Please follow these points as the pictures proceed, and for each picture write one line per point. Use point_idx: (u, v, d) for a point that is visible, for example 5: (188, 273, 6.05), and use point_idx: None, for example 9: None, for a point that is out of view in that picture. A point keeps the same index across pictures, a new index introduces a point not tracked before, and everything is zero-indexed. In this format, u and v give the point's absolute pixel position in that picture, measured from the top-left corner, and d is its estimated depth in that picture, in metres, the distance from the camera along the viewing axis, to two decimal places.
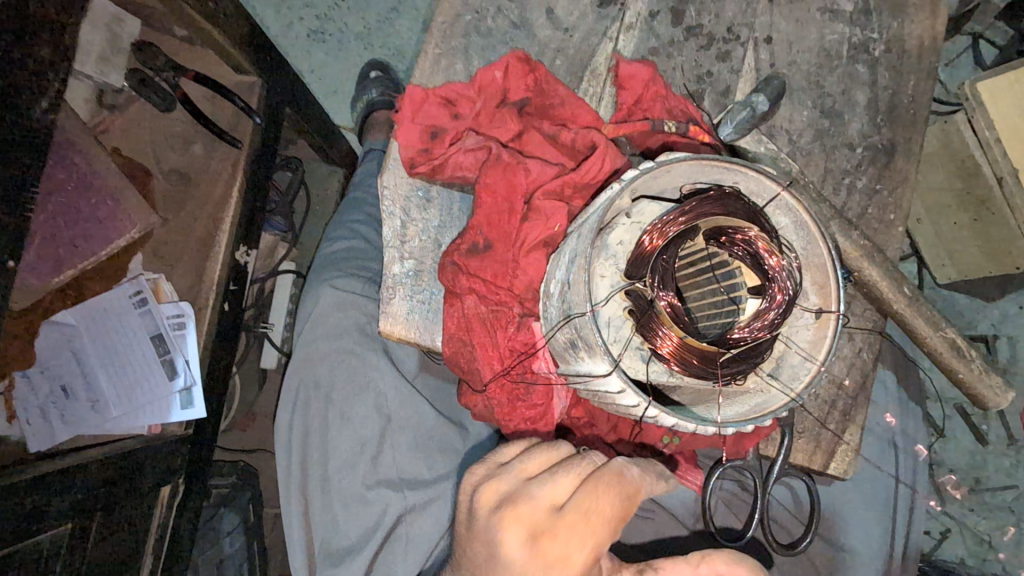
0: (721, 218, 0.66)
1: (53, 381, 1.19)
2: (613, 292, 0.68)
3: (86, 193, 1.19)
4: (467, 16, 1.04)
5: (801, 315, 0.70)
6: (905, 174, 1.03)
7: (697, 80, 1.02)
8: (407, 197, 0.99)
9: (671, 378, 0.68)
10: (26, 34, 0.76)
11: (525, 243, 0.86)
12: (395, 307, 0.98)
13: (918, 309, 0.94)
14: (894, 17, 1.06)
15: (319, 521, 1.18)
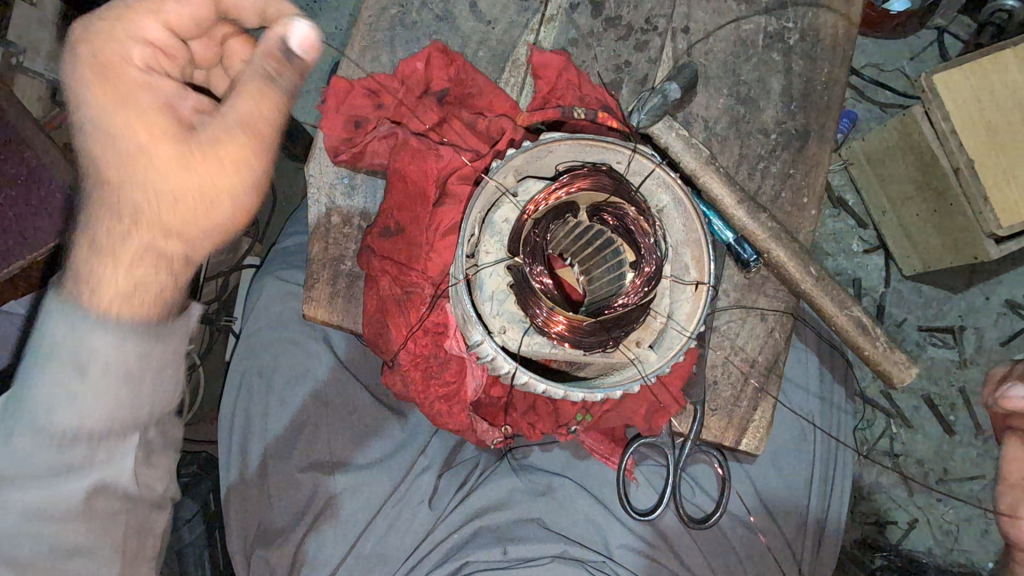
0: (592, 193, 0.70)
1: (2, 369, 1.23)
2: (497, 266, 0.72)
3: (36, 187, 1.25)
4: (392, 9, 1.07)
5: (681, 288, 0.73)
6: (817, 158, 1.06)
7: (615, 69, 1.05)
8: (331, 185, 1.02)
9: (551, 350, 0.70)
10: None
11: (438, 227, 0.90)
12: (319, 291, 1.00)
13: (823, 287, 0.97)
14: (811, 7, 1.09)
15: (252, 505, 1.20)
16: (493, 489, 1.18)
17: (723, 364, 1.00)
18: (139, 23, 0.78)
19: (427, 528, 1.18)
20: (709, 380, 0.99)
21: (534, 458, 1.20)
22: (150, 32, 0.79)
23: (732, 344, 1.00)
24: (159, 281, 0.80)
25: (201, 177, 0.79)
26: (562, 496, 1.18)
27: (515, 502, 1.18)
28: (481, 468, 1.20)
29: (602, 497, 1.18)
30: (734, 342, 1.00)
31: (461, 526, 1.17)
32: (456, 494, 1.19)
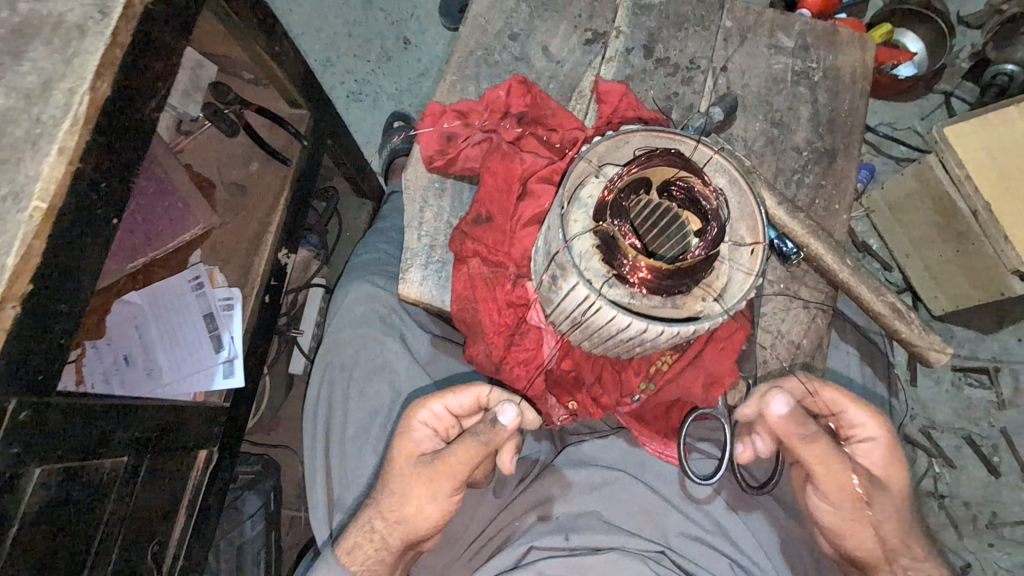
0: (665, 171, 0.84)
1: (116, 351, 1.37)
2: (584, 232, 0.86)
3: (164, 195, 1.43)
4: (478, 52, 1.29)
5: (740, 250, 0.86)
6: (845, 172, 1.21)
7: (666, 99, 1.25)
8: (425, 188, 1.20)
9: (631, 299, 0.83)
10: (145, 53, 1.02)
11: (521, 218, 1.07)
12: (412, 274, 1.15)
13: (859, 278, 1.09)
14: (830, 51, 1.29)
15: (336, 478, 1.30)
16: (555, 481, 1.27)
17: (771, 346, 1.11)
18: (424, 411, 1.12)
19: (491, 514, 1.29)
20: (758, 358, 1.11)
21: (590, 451, 1.29)
22: (427, 417, 1.12)
23: (777, 328, 1.12)
24: (416, 448, 1.12)
25: (404, 487, 1.10)
26: (619, 487, 1.25)
27: (577, 494, 1.25)
28: (542, 462, 1.32)
29: (659, 490, 1.25)
30: (780, 327, 1.12)
31: (524, 514, 1.26)
32: (518, 485, 1.31)
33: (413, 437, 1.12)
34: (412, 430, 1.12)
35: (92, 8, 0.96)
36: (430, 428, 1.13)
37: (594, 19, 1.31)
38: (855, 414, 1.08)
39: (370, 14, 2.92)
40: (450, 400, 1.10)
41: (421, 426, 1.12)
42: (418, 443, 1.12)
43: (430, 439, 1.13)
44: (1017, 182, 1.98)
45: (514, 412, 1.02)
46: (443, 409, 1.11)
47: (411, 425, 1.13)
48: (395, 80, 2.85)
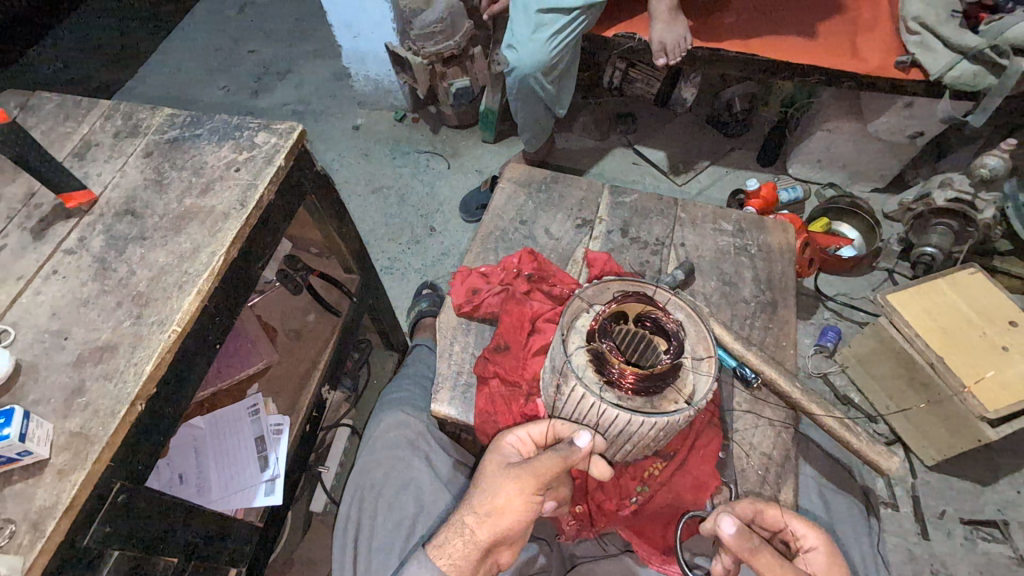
0: (637, 304, 1.17)
1: (173, 471, 1.55)
2: (580, 349, 1.14)
3: (238, 338, 1.77)
4: (497, 233, 1.74)
5: (700, 362, 1.13)
6: (786, 318, 1.54)
7: (640, 265, 1.65)
8: (454, 328, 1.52)
9: (619, 397, 1.08)
10: (262, 230, 1.44)
11: (531, 348, 1.37)
12: (443, 394, 1.40)
13: (809, 396, 1.32)
14: (761, 233, 1.72)
15: None
16: None
17: (746, 457, 1.29)
18: (519, 430, 1.21)
19: None
20: (736, 467, 1.28)
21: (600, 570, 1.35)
22: (519, 435, 1.20)
23: (750, 443, 1.31)
24: (499, 457, 1.17)
25: (489, 483, 1.12)
26: None
27: None
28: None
29: None
30: (752, 440, 1.32)
31: None
32: None
33: (503, 449, 1.18)
34: (505, 440, 1.20)
35: (236, 202, 1.41)
36: (519, 443, 1.20)
37: (583, 211, 1.78)
38: (799, 525, 1.13)
39: (404, 209, 3.62)
40: (534, 426, 1.21)
41: (511, 441, 1.19)
42: (505, 449, 1.18)
43: (513, 449, 1.18)
44: (959, 342, 2.32)
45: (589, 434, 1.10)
46: (528, 436, 1.20)
47: (504, 438, 1.21)
48: (421, 257, 3.41)
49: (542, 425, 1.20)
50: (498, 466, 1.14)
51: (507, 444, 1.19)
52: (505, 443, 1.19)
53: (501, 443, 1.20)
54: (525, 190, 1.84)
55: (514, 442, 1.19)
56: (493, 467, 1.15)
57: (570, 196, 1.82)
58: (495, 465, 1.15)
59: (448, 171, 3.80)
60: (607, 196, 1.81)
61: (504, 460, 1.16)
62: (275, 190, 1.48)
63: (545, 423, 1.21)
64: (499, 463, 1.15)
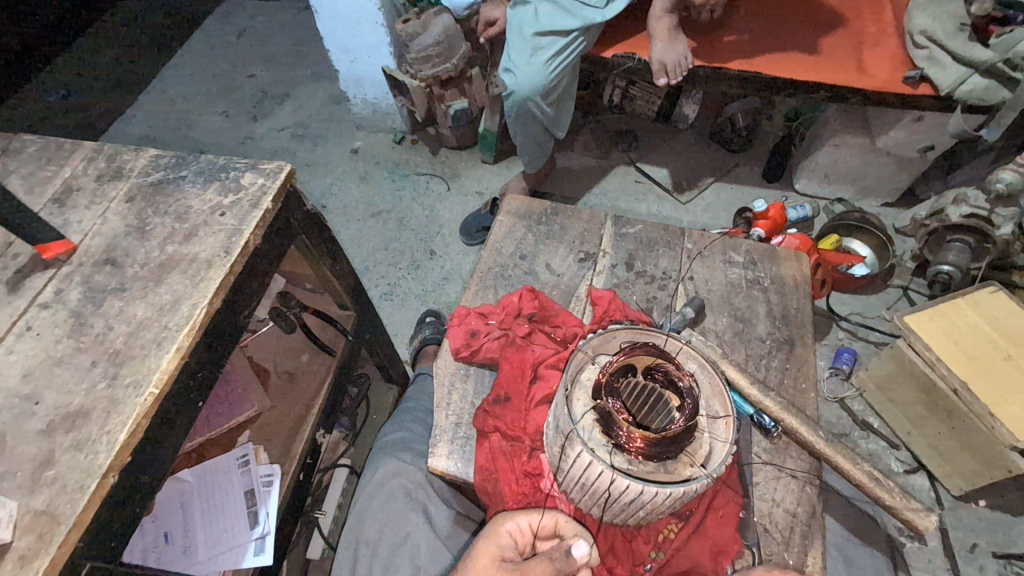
0: (645, 358, 1.09)
1: (158, 529, 1.44)
2: (585, 407, 1.06)
3: (228, 383, 1.69)
4: (496, 269, 1.66)
5: (717, 420, 1.05)
6: (805, 357, 1.45)
7: (647, 301, 1.56)
8: (452, 373, 1.44)
9: (629, 463, 0.99)
10: (249, 277, 1.37)
11: (534, 398, 1.28)
12: (441, 447, 1.31)
13: (835, 446, 1.23)
14: (773, 264, 1.64)
15: None
16: None
17: (769, 515, 1.20)
18: (520, 516, 1.10)
19: None
20: (759, 526, 1.18)
21: None
22: (519, 522, 1.09)
23: (773, 499, 1.22)
24: (493, 549, 1.05)
25: None
26: None
27: None
28: None
29: None
30: (774, 496, 1.22)
31: None
32: None
33: (499, 535, 1.08)
34: (505, 524, 1.09)
35: (220, 248, 1.34)
36: (518, 528, 1.09)
37: (585, 244, 1.71)
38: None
39: (404, 233, 3.56)
40: (536, 515, 1.10)
41: (509, 524, 1.09)
42: (501, 535, 1.07)
43: (509, 538, 1.08)
44: (985, 366, 2.21)
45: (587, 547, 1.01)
46: (528, 524, 1.09)
47: (502, 522, 1.09)
48: (422, 282, 3.34)
49: (542, 515, 1.10)
50: (489, 558, 1.03)
51: (505, 529, 1.08)
52: (502, 528, 1.08)
53: (498, 526, 1.09)
54: (524, 222, 1.77)
55: (512, 529, 1.09)
56: (484, 558, 1.03)
57: (571, 228, 1.74)
58: (485, 557, 1.04)
59: (447, 193, 3.75)
60: (609, 228, 1.74)
61: (496, 552, 1.04)
62: (263, 234, 1.41)
63: (546, 513, 1.11)
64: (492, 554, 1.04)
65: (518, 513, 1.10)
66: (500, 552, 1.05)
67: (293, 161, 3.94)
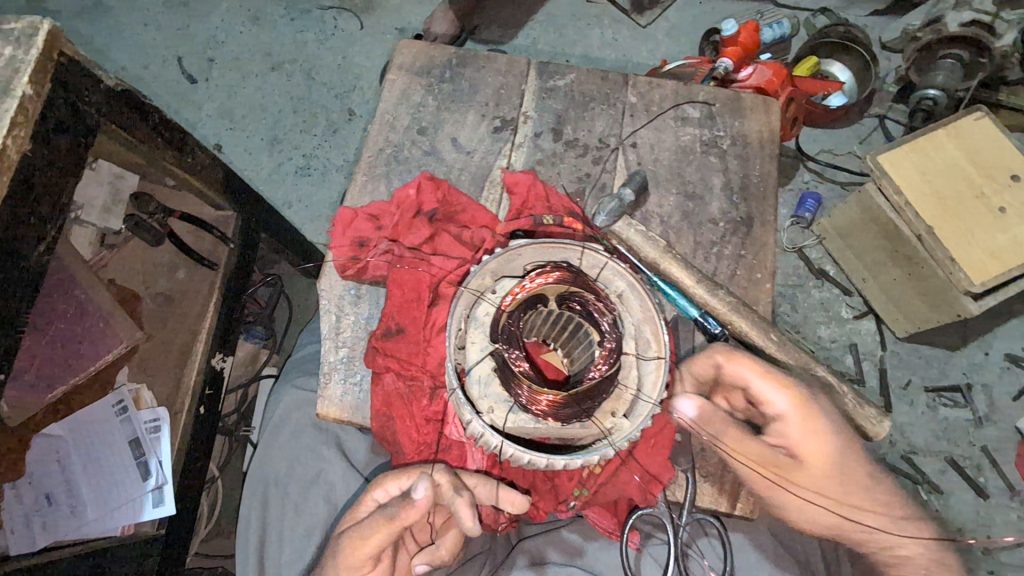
0: (557, 286, 0.83)
1: (36, 492, 1.32)
2: (482, 354, 0.83)
3: (82, 317, 1.39)
4: (388, 150, 1.28)
5: (646, 362, 0.84)
6: (764, 240, 1.21)
7: (578, 182, 1.24)
8: (340, 296, 1.16)
9: (535, 424, 0.79)
10: (29, 202, 0.99)
11: (435, 325, 1.06)
12: (331, 388, 1.10)
13: (786, 352, 1.07)
14: (736, 118, 1.30)
15: None
16: None
17: None
18: (388, 483, 1.00)
19: None
20: (696, 445, 1.06)
21: None
22: (389, 490, 1.00)
23: None
24: (356, 518, 1.03)
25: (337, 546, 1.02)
26: None
27: None
28: None
29: None
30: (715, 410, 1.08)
31: None
32: None
33: (364, 503, 1.02)
34: (374, 488, 1.01)
35: None
36: (389, 488, 1.00)
37: (501, 107, 1.31)
38: (764, 387, 0.98)
39: (312, 89, 2.95)
40: (402, 482, 0.98)
41: (382, 487, 1.00)
42: (371, 499, 1.01)
43: (376, 503, 1.01)
44: (954, 207, 1.97)
45: (421, 490, 0.92)
46: (396, 489, 0.99)
47: (373, 486, 1.02)
48: (341, 150, 2.87)
49: (411, 479, 0.98)
50: (351, 523, 1.03)
51: (376, 493, 1.01)
52: (374, 492, 1.01)
53: (371, 490, 1.02)
54: (422, 81, 1.34)
55: (380, 493, 1.00)
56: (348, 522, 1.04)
57: (484, 85, 1.33)
58: (349, 522, 1.03)
59: (359, 32, 3.04)
60: (532, 81, 1.33)
61: (359, 520, 1.02)
62: (30, 135, 0.98)
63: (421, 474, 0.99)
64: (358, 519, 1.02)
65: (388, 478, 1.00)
66: (364, 517, 1.02)
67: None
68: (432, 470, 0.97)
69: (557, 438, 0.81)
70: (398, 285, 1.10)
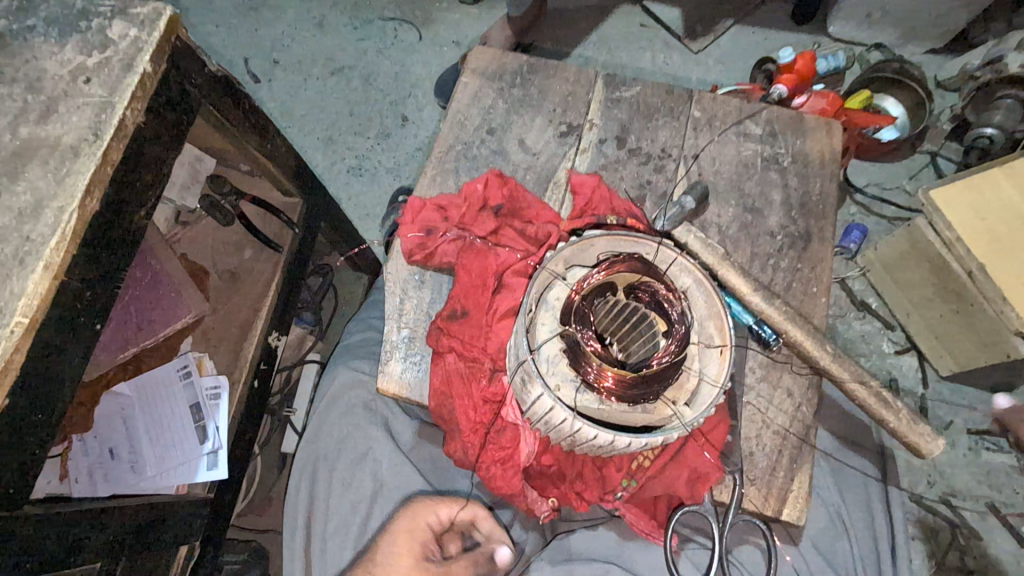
0: (629, 275, 0.86)
1: (101, 445, 1.42)
2: (552, 335, 0.87)
3: (157, 285, 1.48)
4: (457, 147, 1.34)
5: (709, 352, 0.86)
6: (821, 255, 1.22)
7: (639, 187, 1.29)
8: (405, 279, 1.22)
9: (600, 406, 0.84)
10: (137, 168, 1.08)
11: (497, 311, 1.09)
12: (392, 365, 1.16)
13: (841, 364, 1.07)
14: (797, 137, 1.33)
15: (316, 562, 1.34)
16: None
17: (758, 437, 1.08)
18: (440, 505, 1.21)
19: None
20: (744, 449, 1.07)
21: (582, 537, 1.30)
22: (441, 511, 1.20)
23: (764, 418, 1.09)
24: (416, 540, 1.16)
25: (404, 565, 1.13)
26: None
27: None
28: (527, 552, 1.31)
29: None
30: (765, 417, 1.09)
31: None
32: None
33: (423, 521, 1.19)
34: (432, 509, 1.20)
35: (87, 130, 1.03)
36: (443, 510, 1.20)
37: (568, 113, 1.37)
38: None
39: (371, 94, 3.09)
40: (454, 509, 1.20)
41: (434, 509, 1.20)
42: (426, 519, 1.19)
43: (429, 523, 1.19)
44: (1011, 247, 1.92)
45: (511, 553, 1.15)
46: (445, 514, 1.20)
47: (427, 508, 1.20)
48: (393, 153, 2.98)
49: (458, 508, 1.20)
50: (413, 542, 1.16)
51: (428, 517, 1.19)
52: (424, 512, 1.20)
53: (422, 509, 1.20)
54: (493, 84, 1.40)
55: (437, 514, 1.20)
56: (405, 542, 1.16)
57: (552, 92, 1.39)
58: (407, 541, 1.17)
59: (418, 44, 3.17)
60: (599, 91, 1.39)
61: (417, 539, 1.17)
62: (145, 108, 1.07)
63: (461, 505, 1.20)
64: (417, 540, 1.17)
65: (441, 502, 1.21)
66: (421, 538, 1.17)
67: (232, 4, 3.28)
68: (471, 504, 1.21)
69: (620, 418, 0.84)
70: (464, 271, 1.15)
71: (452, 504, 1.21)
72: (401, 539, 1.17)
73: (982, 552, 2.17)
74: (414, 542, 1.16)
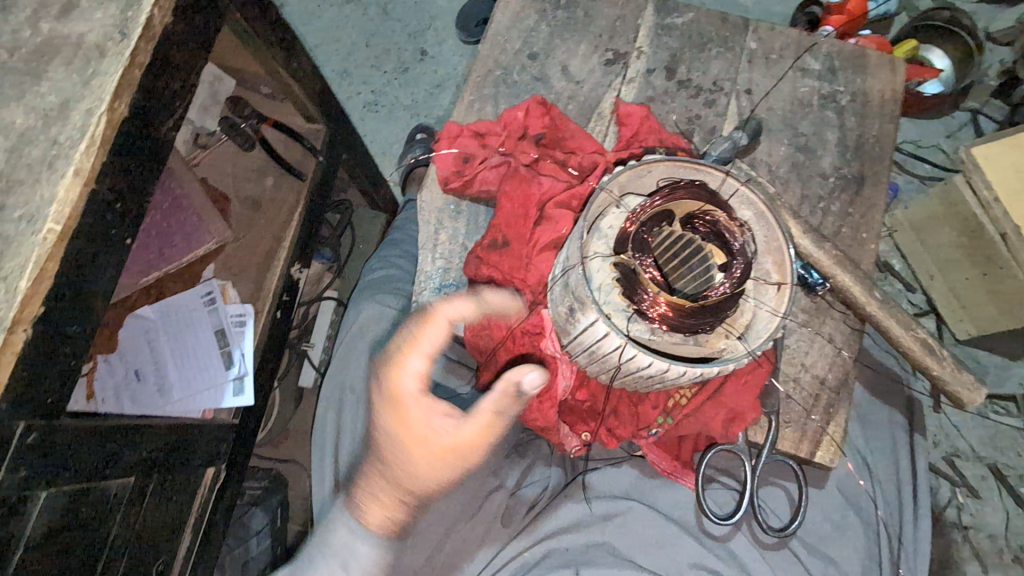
0: (690, 202, 0.82)
1: (125, 367, 1.42)
2: (605, 263, 0.83)
3: (177, 208, 1.43)
4: (497, 72, 1.27)
5: (766, 287, 0.84)
6: (874, 201, 1.18)
7: (688, 121, 1.22)
8: (440, 209, 1.18)
9: (652, 335, 0.81)
10: (166, 74, 1.01)
11: (537, 244, 1.06)
12: (427, 295, 1.14)
13: (891, 311, 1.04)
14: (858, 75, 1.25)
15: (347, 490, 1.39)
16: (564, 514, 1.31)
17: (794, 380, 1.08)
18: (409, 362, 1.02)
19: (503, 541, 1.33)
20: (783, 392, 1.07)
21: (605, 476, 1.30)
22: (416, 365, 1.02)
23: (803, 362, 1.08)
24: (400, 410, 1.05)
25: (395, 451, 1.09)
26: (630, 517, 1.28)
27: (589, 524, 1.29)
28: (550, 488, 1.34)
29: (674, 515, 1.27)
30: (805, 360, 1.08)
31: (533, 546, 1.31)
32: (529, 510, 1.34)
33: (401, 387, 1.04)
34: (393, 372, 1.03)
35: (113, 29, 0.96)
36: (413, 359, 1.02)
37: (615, 39, 1.28)
38: None
39: (388, 24, 2.93)
40: (424, 351, 1.01)
41: (407, 364, 1.02)
42: (405, 385, 1.04)
43: (404, 385, 1.03)
44: None
45: (539, 376, 0.95)
46: (421, 358, 1.01)
47: (391, 371, 1.03)
48: (411, 88, 2.85)
49: (439, 333, 1.00)
50: (397, 420, 1.06)
51: (401, 378, 1.04)
52: (397, 367, 1.03)
53: (391, 370, 1.04)
54: (536, 5, 1.31)
55: (415, 373, 1.03)
56: (392, 420, 1.06)
57: (599, 14, 1.30)
58: (392, 422, 1.07)
59: None
60: (650, 15, 1.29)
61: (408, 408, 1.04)
62: (173, 8, 1.00)
63: (440, 329, 1.00)
64: (411, 414, 1.05)
65: (412, 350, 1.01)
66: (416, 406, 1.04)
67: None
68: (459, 309, 0.99)
69: (672, 349, 0.83)
70: (506, 200, 1.11)
71: (425, 336, 1.01)
72: (384, 414, 1.08)
73: (981, 510, 2.23)
74: (396, 418, 1.06)
